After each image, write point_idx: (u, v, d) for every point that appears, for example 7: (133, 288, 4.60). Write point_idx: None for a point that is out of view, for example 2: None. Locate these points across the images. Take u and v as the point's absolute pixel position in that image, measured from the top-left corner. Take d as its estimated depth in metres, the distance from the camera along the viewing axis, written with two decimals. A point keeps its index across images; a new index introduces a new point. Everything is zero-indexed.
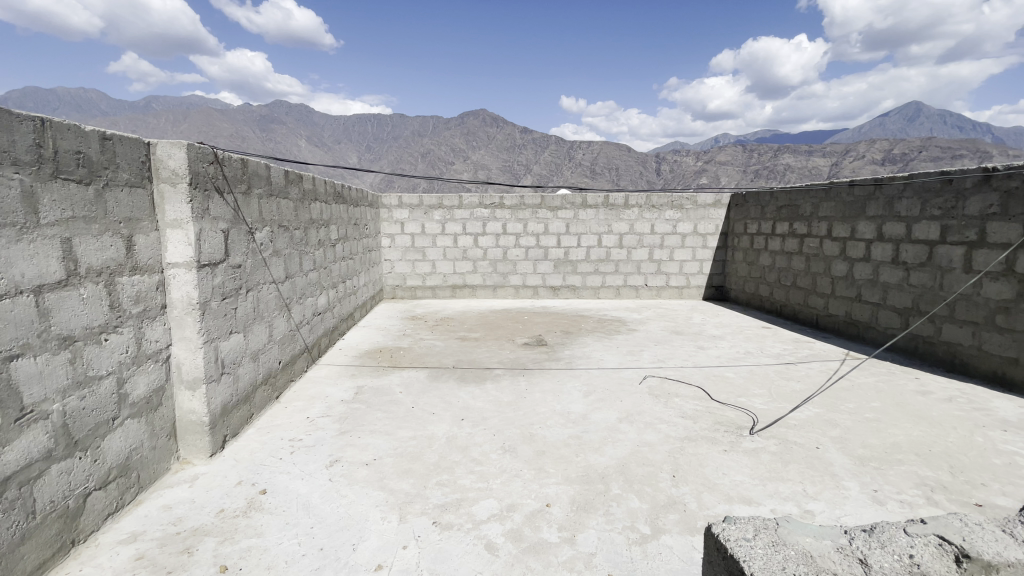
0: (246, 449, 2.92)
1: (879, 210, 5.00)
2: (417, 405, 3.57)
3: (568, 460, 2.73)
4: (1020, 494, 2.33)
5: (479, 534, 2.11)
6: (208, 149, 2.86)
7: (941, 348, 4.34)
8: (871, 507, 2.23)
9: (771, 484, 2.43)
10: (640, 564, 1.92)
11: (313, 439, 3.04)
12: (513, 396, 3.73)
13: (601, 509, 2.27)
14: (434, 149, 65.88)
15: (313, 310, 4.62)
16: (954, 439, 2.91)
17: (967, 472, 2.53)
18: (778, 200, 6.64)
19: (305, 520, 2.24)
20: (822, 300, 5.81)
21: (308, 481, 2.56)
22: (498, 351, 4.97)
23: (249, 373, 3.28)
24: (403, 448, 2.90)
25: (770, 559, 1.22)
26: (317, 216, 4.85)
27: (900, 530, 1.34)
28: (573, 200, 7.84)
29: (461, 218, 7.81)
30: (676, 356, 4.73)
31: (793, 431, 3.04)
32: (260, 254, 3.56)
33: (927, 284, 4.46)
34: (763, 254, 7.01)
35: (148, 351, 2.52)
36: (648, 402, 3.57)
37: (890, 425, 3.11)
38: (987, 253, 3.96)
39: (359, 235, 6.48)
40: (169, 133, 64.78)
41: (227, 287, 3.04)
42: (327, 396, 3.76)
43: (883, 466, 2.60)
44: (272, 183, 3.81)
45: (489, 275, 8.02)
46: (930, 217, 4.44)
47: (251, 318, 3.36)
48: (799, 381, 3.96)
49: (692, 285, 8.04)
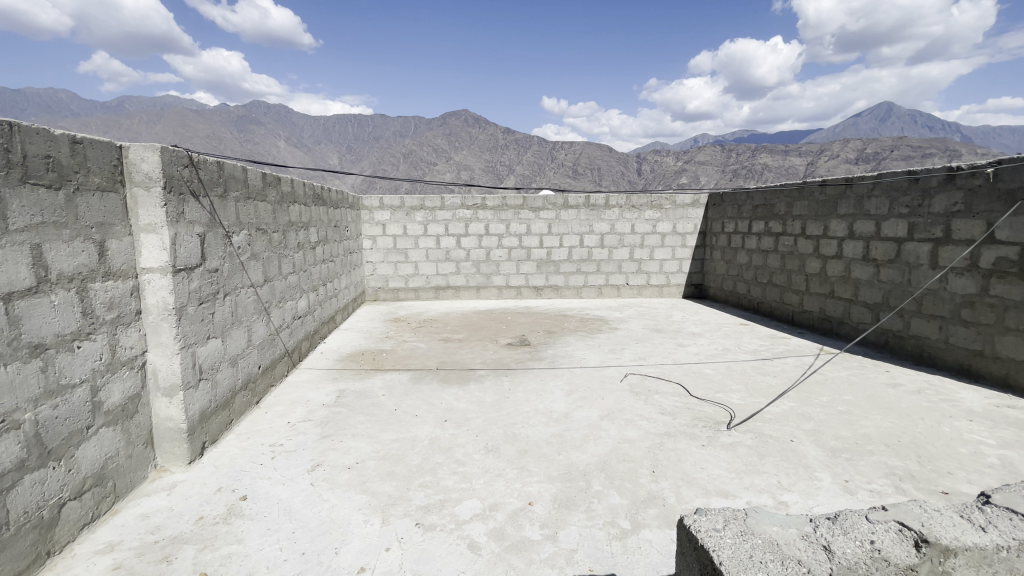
0: (226, 455, 2.88)
1: (850, 208, 5.15)
2: (400, 407, 3.56)
3: (550, 459, 2.76)
4: (983, 481, 2.43)
5: (461, 535, 2.13)
6: (182, 152, 2.82)
7: (909, 342, 4.48)
8: (842, 496, 2.31)
9: (747, 477, 2.50)
10: (620, 559, 1.95)
11: (295, 444, 3.01)
12: (496, 396, 3.75)
13: (582, 506, 2.30)
14: (415, 150, 65.49)
15: (293, 314, 4.57)
16: (922, 429, 3.02)
17: (934, 461, 2.63)
18: (754, 199, 6.78)
19: (287, 525, 2.22)
20: (797, 296, 5.96)
21: (289, 486, 2.54)
22: (481, 352, 4.98)
23: (228, 379, 3.23)
24: (386, 450, 2.90)
25: (738, 548, 1.26)
26: (296, 219, 4.80)
27: (862, 517, 1.39)
28: (555, 200, 7.90)
29: (443, 219, 7.79)
30: (657, 354, 4.81)
31: (769, 425, 3.11)
32: (238, 258, 3.52)
33: (896, 280, 4.61)
34: (740, 252, 7.16)
35: (122, 358, 2.47)
36: (629, 399, 3.62)
37: (862, 417, 3.21)
38: (952, 249, 4.11)
39: (340, 237, 6.43)
40: (143, 134, 63.17)
41: (203, 291, 3.00)
42: (308, 400, 3.73)
43: (854, 457, 2.69)
44: (249, 186, 3.77)
45: (472, 276, 8.02)
46: (899, 215, 4.59)
47: (229, 323, 3.32)
48: (775, 376, 4.06)
49: (673, 284, 8.16)
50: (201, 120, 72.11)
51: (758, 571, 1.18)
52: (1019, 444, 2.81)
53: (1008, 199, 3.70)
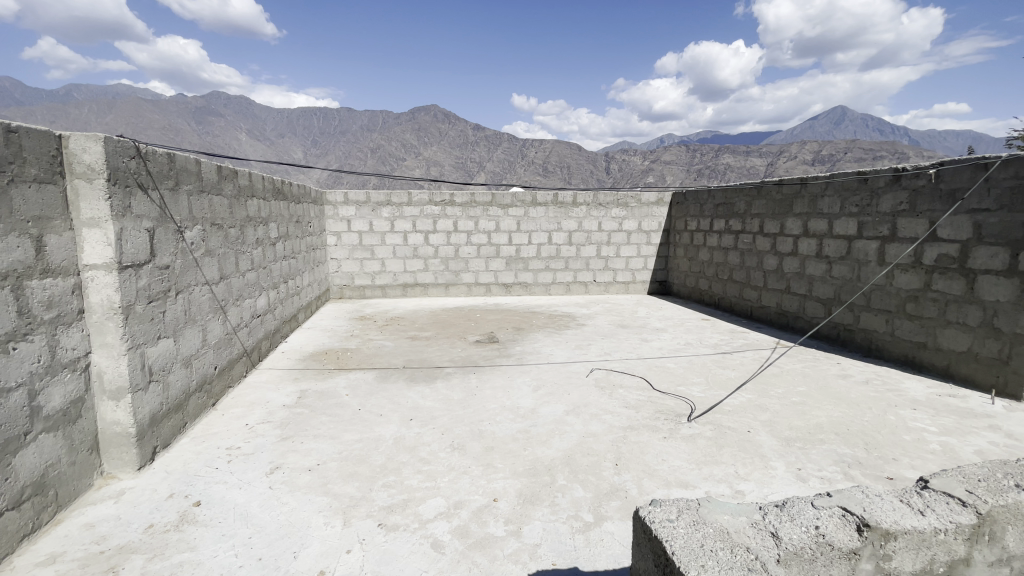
0: (179, 460, 2.76)
1: (805, 207, 5.36)
2: (364, 407, 3.49)
3: (515, 455, 2.76)
4: (925, 466, 2.57)
5: (425, 534, 2.10)
6: (129, 142, 2.68)
7: (859, 335, 4.70)
8: (794, 484, 2.40)
9: (706, 468, 2.56)
10: (582, 552, 1.97)
11: (252, 447, 2.91)
12: (462, 394, 3.72)
13: (546, 501, 2.31)
14: (383, 145, 64.33)
15: (251, 313, 4.42)
16: (870, 418, 3.17)
17: (880, 448, 2.76)
18: (715, 198, 6.97)
19: (243, 531, 2.15)
20: (755, 292, 6.16)
21: (246, 490, 2.45)
22: (449, 350, 4.94)
23: (181, 381, 3.10)
24: (349, 451, 2.84)
25: (691, 537, 1.29)
26: (254, 214, 4.63)
27: (808, 504, 1.44)
28: (523, 198, 7.91)
29: (410, 215, 7.69)
30: (622, 349, 4.88)
31: (728, 416, 3.21)
32: (190, 254, 3.37)
33: (847, 276, 4.82)
34: (702, 249, 7.34)
35: (63, 360, 2.32)
36: (595, 394, 3.66)
37: (814, 407, 3.34)
38: (897, 247, 4.32)
39: (302, 233, 6.26)
40: (91, 124, 59.79)
41: (153, 289, 2.86)
42: (267, 401, 3.61)
43: (806, 446, 2.80)
44: (202, 179, 3.61)
45: (440, 273, 7.95)
46: (849, 214, 4.80)
47: (182, 321, 3.18)
48: (734, 369, 4.18)
49: (638, 281, 8.31)
50: (155, 111, 68.80)
51: (708, 559, 1.21)
52: (958, 431, 2.99)
53: (948, 199, 3.92)
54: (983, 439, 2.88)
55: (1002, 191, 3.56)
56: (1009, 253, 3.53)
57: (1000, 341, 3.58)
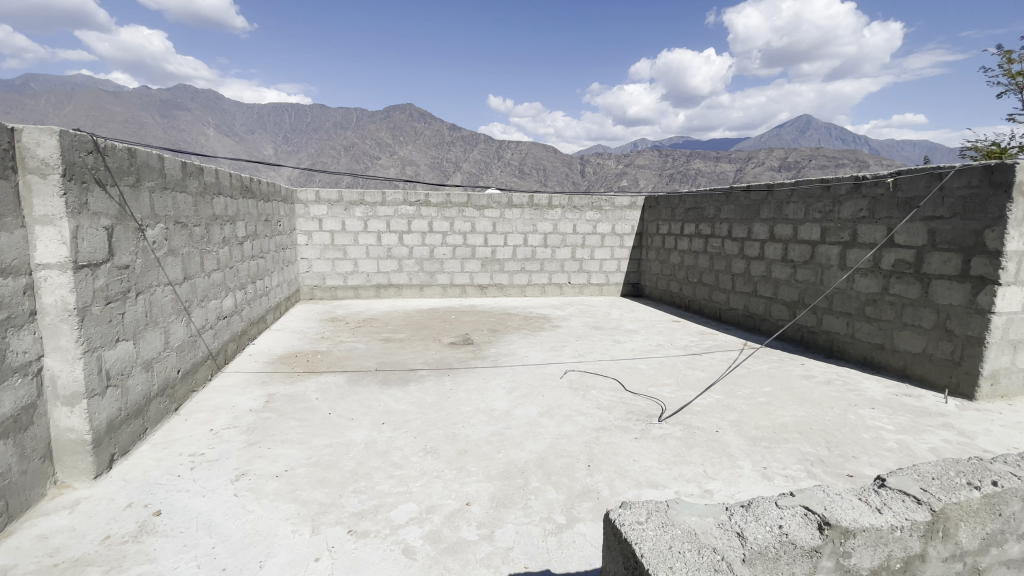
0: (138, 468, 2.65)
1: (771, 213, 5.53)
2: (335, 411, 3.42)
3: (489, 458, 2.76)
4: (883, 463, 2.68)
5: (396, 539, 2.07)
6: (86, 136, 2.56)
7: (821, 337, 4.88)
8: (760, 482, 2.47)
9: (675, 468, 2.61)
10: (555, 554, 1.98)
11: (217, 453, 2.82)
12: (436, 397, 3.69)
13: (519, 503, 2.32)
14: (357, 143, 63.32)
15: (217, 314, 4.28)
16: (831, 417, 3.29)
17: (841, 446, 2.87)
18: (686, 202, 7.13)
19: (206, 540, 2.08)
20: (724, 295, 6.32)
21: (210, 498, 2.37)
22: (423, 352, 4.89)
23: (141, 385, 2.98)
24: (318, 456, 2.78)
25: (659, 540, 1.31)
26: (221, 212, 4.49)
27: (772, 504, 1.48)
28: (499, 199, 7.92)
29: (384, 215, 7.59)
30: (596, 351, 4.93)
31: (697, 417, 3.28)
32: (152, 253, 3.24)
33: (810, 280, 5.00)
34: (673, 253, 7.49)
35: (13, 364, 2.20)
36: (568, 395, 3.69)
37: (779, 407, 3.45)
38: (857, 252, 4.50)
39: (271, 232, 6.11)
40: (45, 115, 56.99)
41: (111, 290, 2.74)
42: (233, 406, 3.51)
43: (772, 445, 2.88)
44: (166, 175, 3.48)
45: (414, 274, 7.88)
46: (813, 220, 4.98)
47: (143, 323, 3.06)
48: (703, 370, 4.27)
49: (612, 283, 8.42)
50: (116, 103, 66.07)
51: (675, 561, 1.23)
52: (913, 429, 3.13)
53: (905, 207, 4.10)
54: (936, 437, 3.02)
55: (955, 200, 3.73)
56: (961, 259, 3.69)
57: (953, 342, 3.75)
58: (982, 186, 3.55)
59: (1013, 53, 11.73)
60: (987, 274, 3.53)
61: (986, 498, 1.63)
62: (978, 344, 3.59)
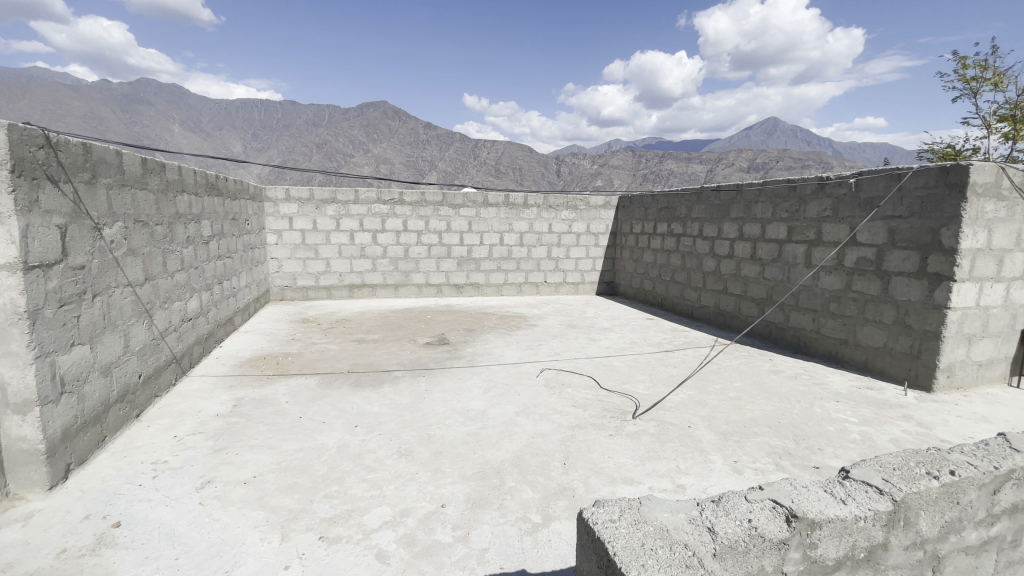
0: (96, 478, 2.52)
1: (740, 212, 5.66)
2: (306, 415, 3.34)
3: (464, 458, 2.74)
4: (847, 455, 2.77)
5: (369, 544, 2.03)
6: (36, 130, 2.43)
7: (789, 333, 5.02)
8: (731, 476, 2.52)
9: (649, 464, 2.65)
10: (530, 554, 1.97)
11: (181, 460, 2.72)
12: (411, 398, 3.65)
13: (495, 503, 2.31)
14: (329, 141, 62.19)
15: (181, 316, 4.13)
16: (799, 411, 3.38)
17: (808, 439, 2.95)
18: (658, 202, 7.24)
19: (169, 551, 1.99)
20: (695, 293, 6.45)
21: (173, 508, 2.28)
22: (398, 353, 4.83)
23: (99, 391, 2.85)
24: (288, 461, 2.71)
25: (632, 537, 1.32)
26: (184, 210, 4.34)
27: (742, 498, 1.50)
28: (474, 198, 7.88)
29: (358, 213, 7.46)
30: (571, 349, 4.95)
31: (670, 412, 3.32)
32: (110, 253, 3.10)
33: (777, 277, 5.14)
34: (646, 252, 7.60)
35: None
36: (544, 394, 3.71)
37: (749, 402, 3.53)
38: (822, 251, 4.65)
39: (239, 231, 5.92)
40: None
41: (65, 292, 2.61)
42: (198, 411, 3.39)
43: (742, 439, 2.94)
44: (124, 172, 3.34)
45: (389, 274, 7.77)
46: (780, 219, 5.12)
47: (100, 327, 2.92)
48: (676, 367, 4.34)
49: (587, 282, 8.49)
50: (72, 95, 63.22)
51: (648, 558, 1.24)
52: (875, 420, 3.25)
53: (867, 207, 4.24)
54: (897, 428, 3.13)
55: (913, 199, 3.87)
56: (919, 256, 3.84)
57: (912, 336, 3.90)
58: (938, 186, 3.69)
59: (968, 57, 12.31)
60: (943, 271, 3.68)
61: (944, 487, 1.69)
62: (935, 338, 3.74)
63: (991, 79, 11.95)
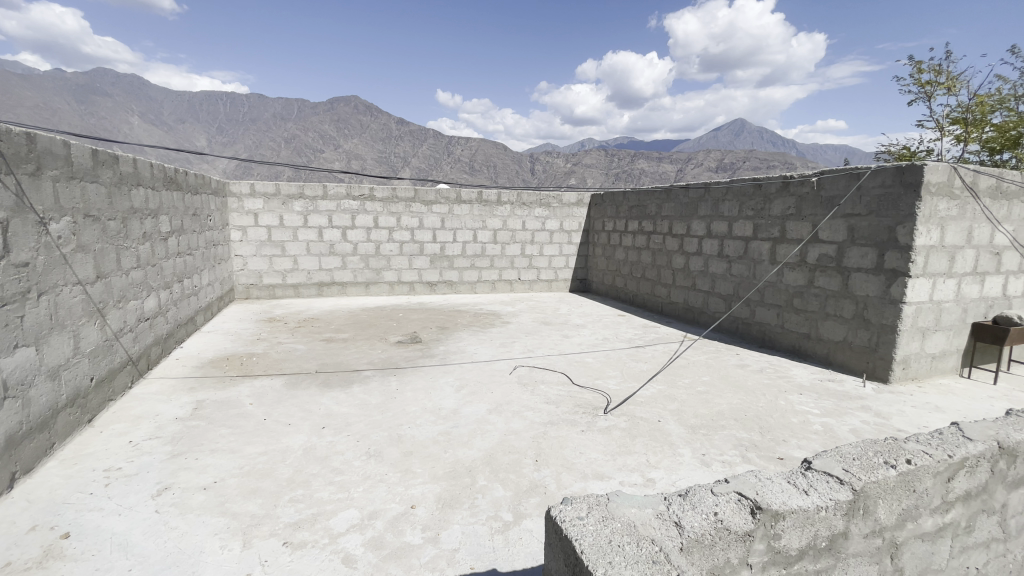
0: (43, 487, 2.38)
1: (708, 210, 5.77)
2: (270, 417, 3.23)
3: (435, 458, 2.70)
4: (810, 445, 2.85)
5: (335, 549, 1.98)
6: None
7: (755, 328, 5.15)
8: (699, 469, 2.56)
9: (620, 458, 2.67)
10: (500, 553, 1.95)
11: (137, 466, 2.60)
12: (381, 397, 3.58)
13: (465, 503, 2.28)
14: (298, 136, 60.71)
15: (138, 315, 3.95)
16: (764, 404, 3.46)
17: (772, 431, 3.02)
18: (629, 200, 7.32)
19: (122, 563, 1.89)
20: (665, 289, 6.55)
21: (126, 517, 2.17)
22: (369, 351, 4.74)
23: (46, 396, 2.68)
24: (251, 465, 2.62)
25: (599, 534, 1.31)
26: (140, 205, 4.14)
27: (708, 492, 1.52)
28: (447, 194, 7.79)
29: (327, 209, 7.29)
30: (544, 346, 4.96)
31: (640, 407, 3.36)
32: (58, 249, 2.93)
33: (743, 274, 5.27)
34: (617, 249, 7.68)
35: None
36: (516, 391, 3.69)
37: (716, 395, 3.60)
38: (786, 248, 4.78)
39: (200, 226, 5.69)
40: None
41: (7, 291, 2.45)
42: (156, 415, 3.24)
43: (709, 432, 3.00)
44: (73, 164, 3.15)
45: (360, 271, 7.61)
46: (746, 217, 5.24)
47: (47, 327, 2.76)
48: (646, 362, 4.39)
49: (560, 279, 8.53)
50: (19, 84, 59.81)
51: (615, 555, 1.24)
52: (835, 412, 3.36)
53: (828, 205, 4.37)
54: (856, 418, 3.25)
55: (870, 198, 4.01)
56: (876, 253, 3.99)
57: (870, 330, 4.05)
58: (895, 185, 3.83)
59: (923, 63, 12.87)
60: (899, 267, 3.82)
61: (901, 475, 1.75)
62: (891, 331, 3.89)
63: (943, 83, 12.52)
